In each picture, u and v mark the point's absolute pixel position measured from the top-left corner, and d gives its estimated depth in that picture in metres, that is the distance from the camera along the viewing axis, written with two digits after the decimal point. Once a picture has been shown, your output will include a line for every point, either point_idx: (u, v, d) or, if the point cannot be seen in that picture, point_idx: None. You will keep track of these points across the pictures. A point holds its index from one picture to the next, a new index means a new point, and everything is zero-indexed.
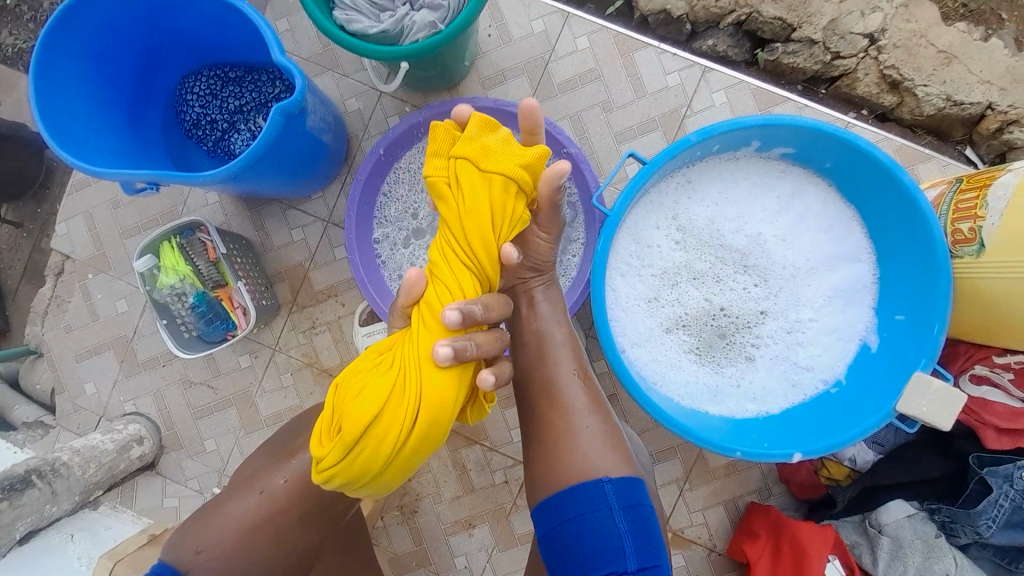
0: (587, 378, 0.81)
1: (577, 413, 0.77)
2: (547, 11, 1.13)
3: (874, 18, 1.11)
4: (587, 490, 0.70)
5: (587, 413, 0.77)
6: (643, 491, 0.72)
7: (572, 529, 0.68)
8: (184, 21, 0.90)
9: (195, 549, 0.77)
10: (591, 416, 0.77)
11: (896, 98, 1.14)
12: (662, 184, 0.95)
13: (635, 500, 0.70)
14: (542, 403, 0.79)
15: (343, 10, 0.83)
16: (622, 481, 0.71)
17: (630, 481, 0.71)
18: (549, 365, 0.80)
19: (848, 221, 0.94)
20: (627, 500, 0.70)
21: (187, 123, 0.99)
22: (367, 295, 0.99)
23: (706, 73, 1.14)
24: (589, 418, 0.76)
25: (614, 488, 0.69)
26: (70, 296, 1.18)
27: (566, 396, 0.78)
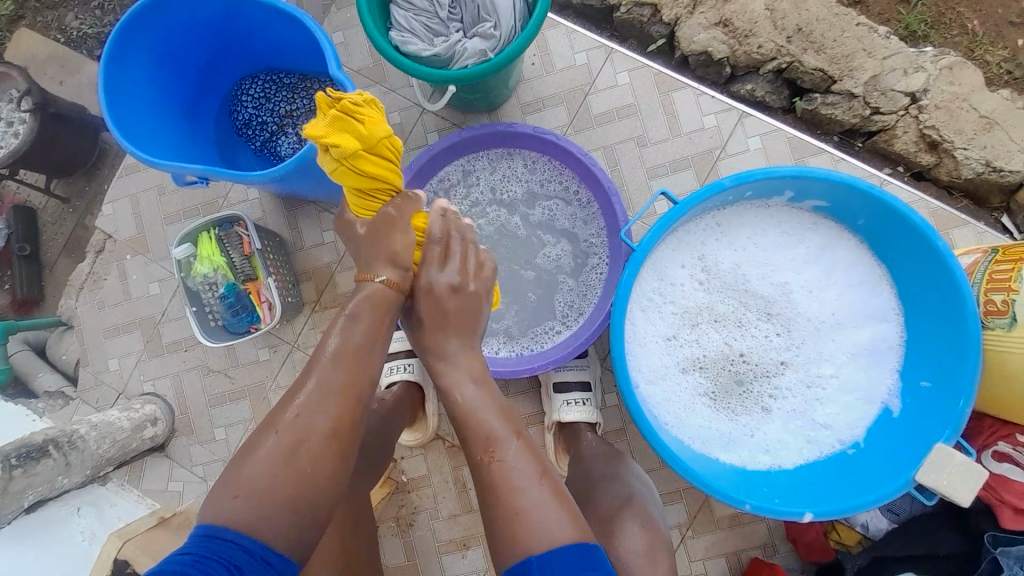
0: (519, 435, 0.67)
1: (514, 479, 0.63)
2: (591, 45, 1.17)
3: (916, 78, 1.12)
4: (521, 570, 0.58)
5: (532, 475, 0.64)
6: (586, 553, 0.59)
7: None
8: (248, 29, 0.95)
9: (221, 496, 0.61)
10: (532, 487, 0.63)
11: (934, 158, 1.14)
12: (691, 225, 0.95)
13: (576, 568, 0.58)
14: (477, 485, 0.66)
15: (400, 32, 0.87)
16: (567, 553, 0.58)
17: (578, 550, 0.59)
18: (475, 421, 0.68)
19: (877, 280, 0.93)
20: (565, 573, 0.57)
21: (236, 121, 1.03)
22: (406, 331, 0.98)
23: (742, 118, 1.15)
24: (530, 482, 0.63)
25: (544, 563, 0.58)
26: (106, 274, 1.22)
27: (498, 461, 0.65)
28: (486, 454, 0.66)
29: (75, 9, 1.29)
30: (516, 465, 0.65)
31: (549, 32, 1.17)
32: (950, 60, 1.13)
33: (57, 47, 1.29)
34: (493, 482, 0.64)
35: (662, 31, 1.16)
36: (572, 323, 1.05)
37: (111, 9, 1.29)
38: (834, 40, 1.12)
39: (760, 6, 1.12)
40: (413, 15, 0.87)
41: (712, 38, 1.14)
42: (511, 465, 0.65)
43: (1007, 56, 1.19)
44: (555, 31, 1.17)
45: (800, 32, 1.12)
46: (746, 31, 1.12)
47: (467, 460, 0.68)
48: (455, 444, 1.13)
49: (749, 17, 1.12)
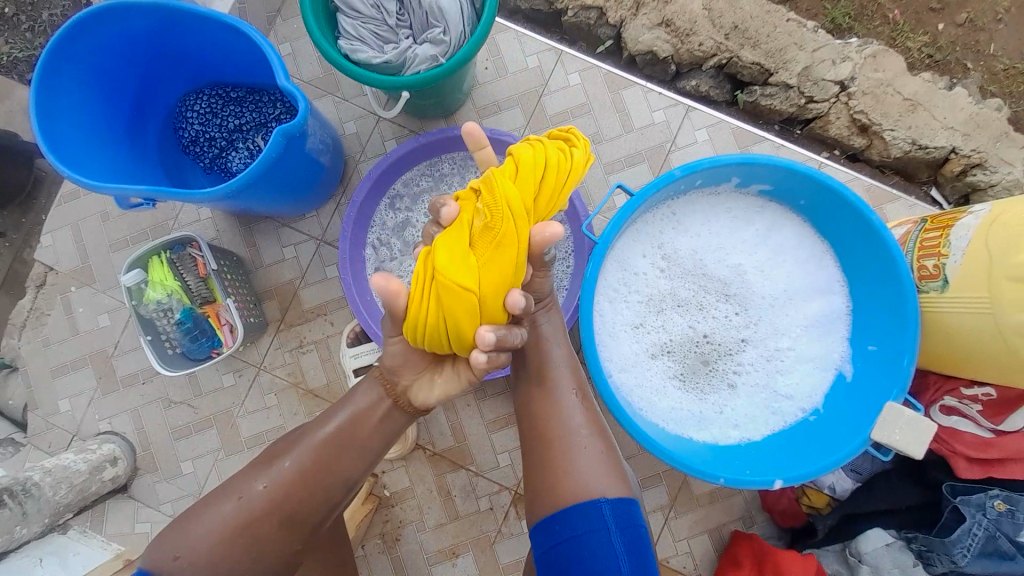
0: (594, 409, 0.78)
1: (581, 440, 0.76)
2: (541, 48, 1.19)
3: (844, 67, 1.21)
4: (583, 511, 0.70)
5: (587, 439, 0.77)
6: (636, 512, 0.73)
7: (568, 551, 0.69)
8: (189, 44, 0.92)
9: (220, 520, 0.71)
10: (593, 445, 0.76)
11: (865, 140, 1.24)
12: (649, 214, 0.97)
13: (627, 521, 0.71)
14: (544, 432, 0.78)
15: (349, 40, 0.86)
16: (619, 502, 0.71)
17: (626, 503, 0.72)
18: (547, 392, 0.81)
19: (822, 255, 0.99)
20: (622, 522, 0.70)
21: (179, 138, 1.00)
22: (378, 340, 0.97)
23: (689, 112, 1.20)
24: (593, 445, 0.76)
25: (610, 509, 0.70)
26: (50, 309, 1.16)
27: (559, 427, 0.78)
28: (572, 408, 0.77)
29: (2, 31, 1.22)
30: (573, 426, 0.78)
31: (500, 37, 1.19)
32: (873, 48, 1.23)
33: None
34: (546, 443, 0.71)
35: (609, 33, 1.20)
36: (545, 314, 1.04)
37: (40, 31, 1.23)
38: (767, 35, 1.20)
39: (698, 6, 1.18)
40: (360, 23, 0.86)
41: (655, 38, 1.19)
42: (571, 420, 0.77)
43: (927, 41, 1.31)
44: (506, 35, 1.19)
45: (736, 29, 1.19)
46: (687, 30, 1.18)
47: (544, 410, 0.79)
48: (436, 452, 1.12)
49: (689, 17, 1.18)
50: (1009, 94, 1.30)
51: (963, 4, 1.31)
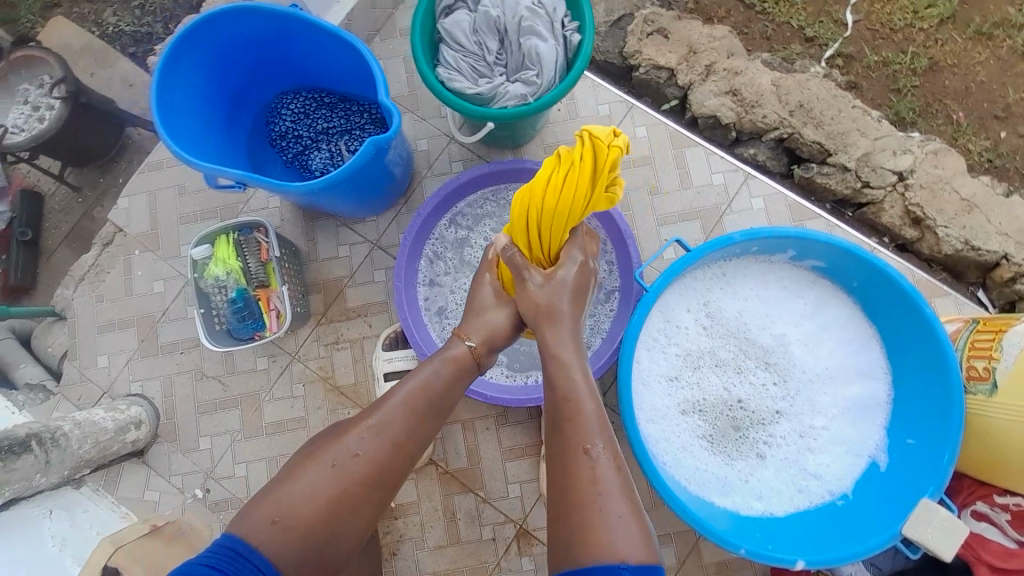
0: (615, 456, 0.69)
1: (599, 491, 0.65)
2: (614, 99, 1.24)
3: (904, 159, 1.30)
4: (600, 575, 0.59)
5: (615, 494, 0.65)
6: None
7: None
8: (299, 51, 0.99)
9: (272, 519, 0.62)
10: (613, 498, 0.65)
11: (917, 233, 1.29)
12: (699, 272, 0.98)
13: None
14: (558, 474, 0.68)
15: (447, 69, 0.92)
16: (641, 569, 0.60)
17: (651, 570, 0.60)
18: (573, 427, 0.70)
19: (868, 339, 0.98)
20: None
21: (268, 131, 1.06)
22: (424, 359, 1.00)
23: (748, 179, 1.18)
24: (616, 501, 0.65)
25: None
26: (110, 267, 1.21)
27: (577, 470, 0.67)
28: (575, 451, 0.69)
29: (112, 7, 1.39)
30: (601, 480, 0.66)
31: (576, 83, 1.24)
32: (935, 146, 1.32)
33: (90, 40, 1.41)
34: (569, 485, 0.66)
35: (676, 93, 1.39)
36: (587, 342, 1.03)
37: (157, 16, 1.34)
38: (832, 118, 1.33)
39: (767, 81, 1.35)
40: (461, 55, 0.92)
41: (720, 104, 1.35)
42: (602, 470, 0.67)
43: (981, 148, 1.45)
44: (582, 83, 1.24)
45: (801, 107, 1.34)
46: (752, 102, 1.34)
47: (558, 450, 0.70)
48: (448, 471, 1.11)
49: (756, 92, 1.34)
50: None
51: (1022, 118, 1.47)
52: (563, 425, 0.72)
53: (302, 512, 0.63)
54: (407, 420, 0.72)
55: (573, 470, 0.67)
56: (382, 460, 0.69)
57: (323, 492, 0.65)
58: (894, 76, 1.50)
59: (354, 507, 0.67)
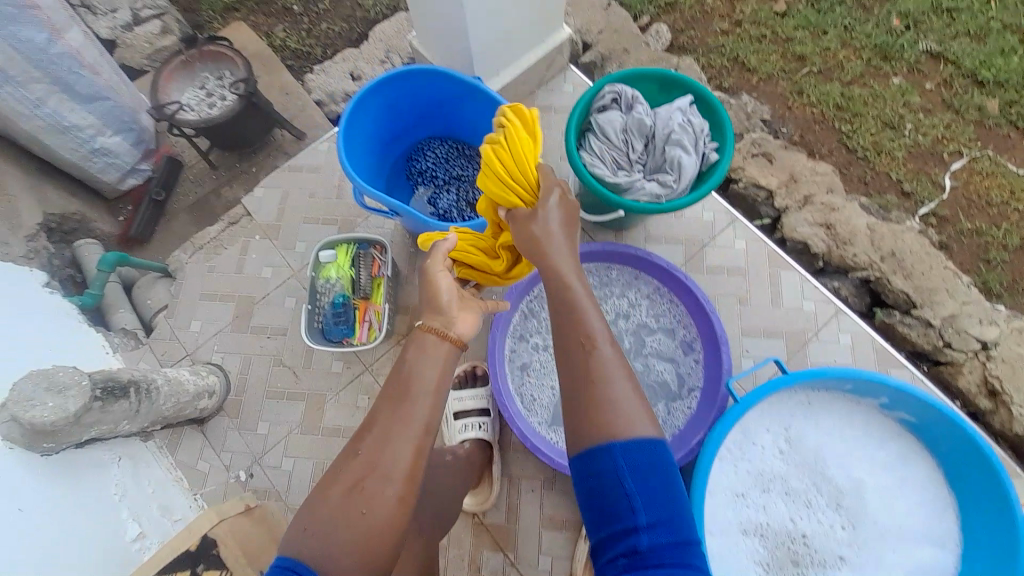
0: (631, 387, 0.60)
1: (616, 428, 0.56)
2: (719, 208, 1.30)
3: (990, 330, 1.31)
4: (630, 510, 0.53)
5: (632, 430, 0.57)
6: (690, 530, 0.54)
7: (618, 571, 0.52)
8: (462, 110, 1.12)
9: (301, 530, 0.60)
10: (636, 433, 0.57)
11: (992, 404, 1.28)
12: (787, 395, 0.98)
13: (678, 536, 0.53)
14: (570, 423, 0.59)
15: (592, 155, 1.02)
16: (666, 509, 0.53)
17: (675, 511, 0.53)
18: (580, 371, 0.60)
19: (944, 507, 0.95)
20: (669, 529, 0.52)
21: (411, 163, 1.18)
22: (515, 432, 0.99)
23: (838, 313, 1.21)
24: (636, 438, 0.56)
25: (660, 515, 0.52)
26: (229, 244, 1.32)
27: (612, 392, 0.58)
28: (586, 392, 0.59)
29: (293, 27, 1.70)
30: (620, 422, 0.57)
31: None
32: (1021, 324, 1.33)
33: (263, 49, 1.69)
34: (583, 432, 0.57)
35: (769, 213, 1.48)
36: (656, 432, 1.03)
37: None
38: (922, 273, 1.37)
39: (862, 223, 1.42)
40: (608, 147, 1.02)
41: (812, 233, 1.43)
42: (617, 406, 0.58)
43: None
44: None
45: (892, 256, 1.38)
46: (844, 239, 1.40)
47: (563, 397, 0.61)
48: (483, 525, 1.10)
49: (849, 230, 1.41)
50: None
51: None
52: (570, 364, 0.61)
53: (328, 519, 0.60)
54: (417, 398, 0.67)
55: (588, 415, 0.58)
56: (401, 452, 0.64)
57: (345, 495, 0.61)
58: (985, 247, 1.53)
59: (388, 500, 0.62)
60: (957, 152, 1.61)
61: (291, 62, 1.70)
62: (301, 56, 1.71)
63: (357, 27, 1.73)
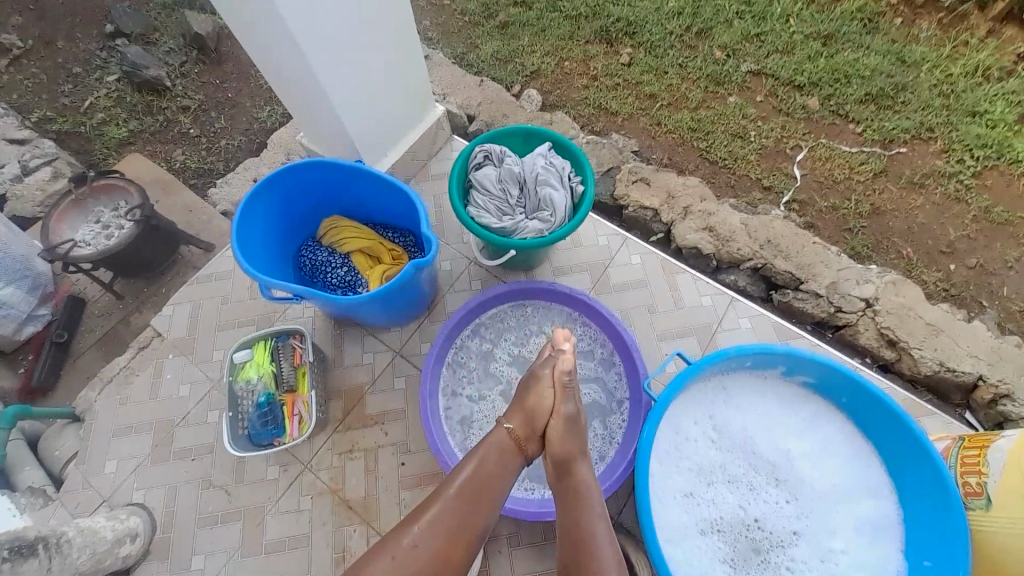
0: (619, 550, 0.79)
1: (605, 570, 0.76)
2: (610, 232, 1.44)
3: (868, 288, 1.50)
4: None
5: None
6: None
7: None
8: (354, 191, 1.20)
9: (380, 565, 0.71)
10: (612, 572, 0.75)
11: (895, 354, 1.46)
12: (701, 386, 1.06)
13: None
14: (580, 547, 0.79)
15: (477, 208, 1.11)
16: None
17: None
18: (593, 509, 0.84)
19: (866, 455, 1.01)
20: None
21: (311, 252, 1.23)
22: None
23: (733, 302, 1.34)
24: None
25: None
26: (140, 370, 1.28)
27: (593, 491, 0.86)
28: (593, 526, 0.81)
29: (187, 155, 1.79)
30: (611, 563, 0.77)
31: None
32: (893, 277, 1.51)
33: (162, 175, 1.72)
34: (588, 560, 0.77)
35: (661, 228, 1.66)
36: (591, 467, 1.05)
37: None
38: (797, 251, 1.57)
39: (737, 221, 1.62)
40: (489, 199, 1.12)
41: (699, 239, 1.62)
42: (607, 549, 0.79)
43: (941, 278, 1.68)
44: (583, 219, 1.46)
45: (769, 243, 1.59)
46: (726, 238, 1.60)
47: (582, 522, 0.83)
48: None
49: (728, 229, 1.61)
50: None
51: (973, 252, 1.72)
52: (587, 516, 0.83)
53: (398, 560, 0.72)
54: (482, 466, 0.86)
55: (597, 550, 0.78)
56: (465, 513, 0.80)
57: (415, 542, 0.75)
58: (844, 219, 1.78)
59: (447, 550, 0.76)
60: (797, 147, 1.90)
61: (194, 181, 1.75)
62: (203, 174, 1.78)
63: (256, 138, 1.82)
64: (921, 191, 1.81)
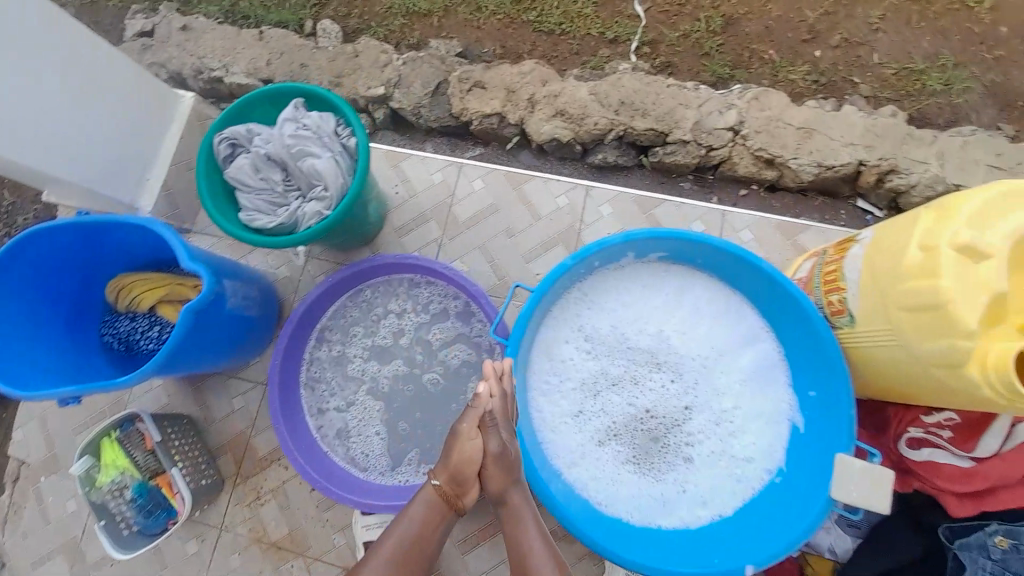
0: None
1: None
2: (443, 164, 1.27)
3: (730, 114, 1.39)
4: None
5: None
6: None
7: None
8: (114, 241, 0.98)
9: None
10: None
11: (776, 171, 1.37)
12: (561, 302, 0.98)
13: None
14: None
15: (248, 212, 0.96)
16: None
17: None
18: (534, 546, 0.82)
19: (736, 306, 0.96)
20: None
21: (110, 328, 1.02)
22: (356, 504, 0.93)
23: (589, 191, 1.22)
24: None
25: None
26: (18, 505, 1.17)
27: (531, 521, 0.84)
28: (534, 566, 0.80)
29: None
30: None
31: (405, 163, 1.27)
32: (755, 92, 1.43)
33: None
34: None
35: (513, 131, 1.47)
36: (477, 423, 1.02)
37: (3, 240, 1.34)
38: (652, 104, 1.42)
39: (585, 94, 1.44)
40: (255, 195, 0.96)
41: (554, 128, 1.43)
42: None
43: (809, 70, 1.56)
44: (410, 160, 1.27)
45: (624, 105, 1.42)
46: (580, 116, 1.42)
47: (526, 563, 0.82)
48: None
49: (579, 106, 1.42)
50: (906, 94, 1.52)
51: (834, 29, 1.57)
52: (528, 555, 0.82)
53: None
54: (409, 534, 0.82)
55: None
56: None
57: None
58: (699, 45, 1.58)
59: None
60: None
61: None
62: None
63: None
64: None
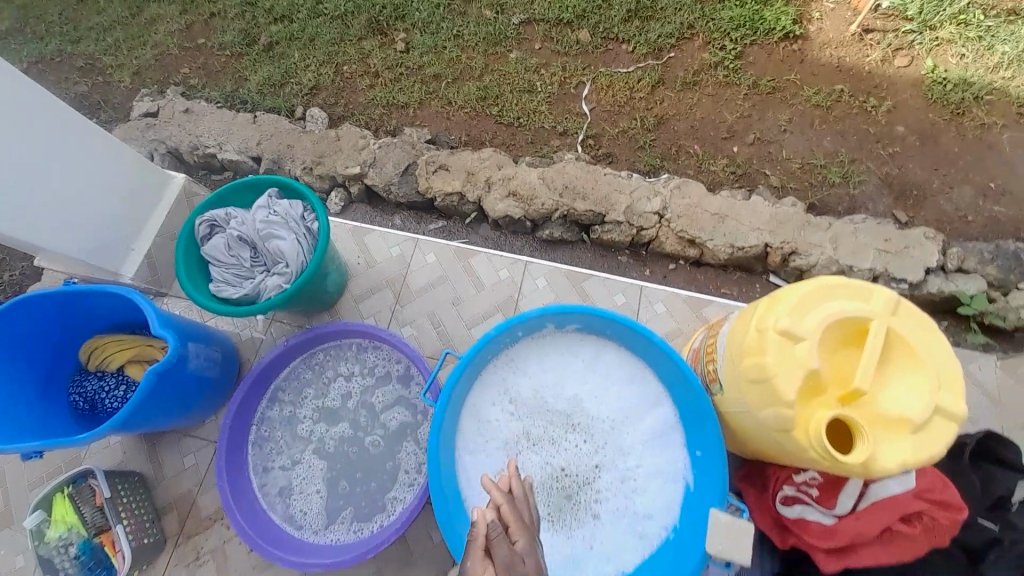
0: None
1: None
2: (401, 240, 1.44)
3: (656, 202, 1.57)
4: None
5: None
6: None
7: None
8: (95, 307, 1.11)
9: None
10: None
11: (698, 250, 1.54)
12: (489, 367, 1.11)
13: None
14: None
15: (217, 283, 1.11)
16: None
17: None
18: None
19: (640, 372, 1.10)
20: None
21: (78, 387, 1.12)
22: (285, 561, 1.00)
23: (527, 266, 1.41)
24: None
25: None
26: None
27: None
28: None
29: None
30: None
31: (368, 238, 1.45)
32: (677, 182, 1.60)
33: None
34: None
35: (471, 208, 1.65)
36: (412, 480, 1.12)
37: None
38: (592, 189, 1.60)
39: (535, 178, 1.62)
40: (224, 269, 1.11)
41: (508, 207, 1.61)
42: None
43: (727, 163, 1.68)
44: (373, 236, 1.45)
45: (568, 189, 1.60)
46: (530, 198, 1.60)
47: None
48: None
49: (529, 189, 1.60)
50: (810, 185, 1.63)
51: (748, 130, 1.71)
52: None
53: None
54: None
55: None
56: None
57: None
58: (634, 139, 1.74)
59: None
60: (581, 84, 1.82)
61: None
62: None
63: None
64: (693, 89, 1.77)
